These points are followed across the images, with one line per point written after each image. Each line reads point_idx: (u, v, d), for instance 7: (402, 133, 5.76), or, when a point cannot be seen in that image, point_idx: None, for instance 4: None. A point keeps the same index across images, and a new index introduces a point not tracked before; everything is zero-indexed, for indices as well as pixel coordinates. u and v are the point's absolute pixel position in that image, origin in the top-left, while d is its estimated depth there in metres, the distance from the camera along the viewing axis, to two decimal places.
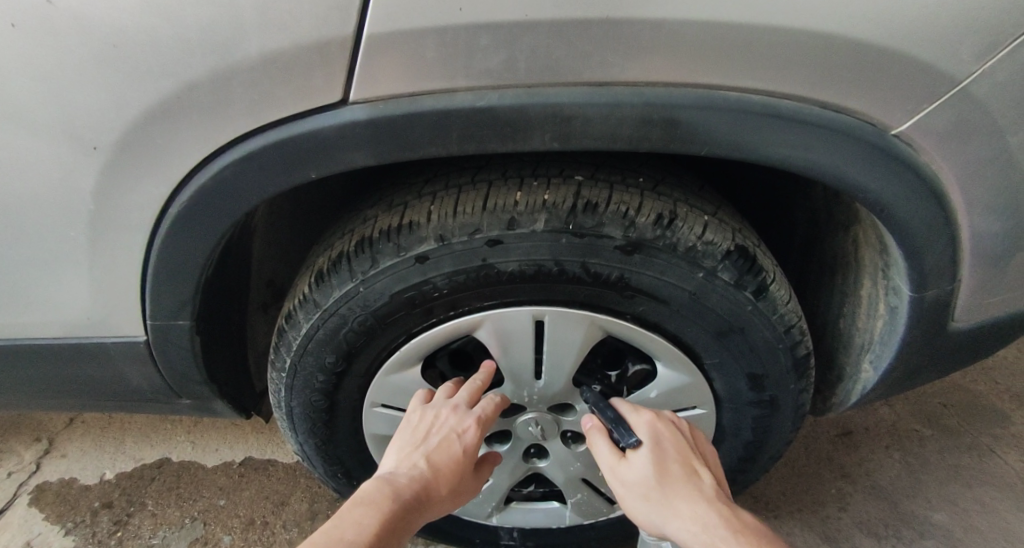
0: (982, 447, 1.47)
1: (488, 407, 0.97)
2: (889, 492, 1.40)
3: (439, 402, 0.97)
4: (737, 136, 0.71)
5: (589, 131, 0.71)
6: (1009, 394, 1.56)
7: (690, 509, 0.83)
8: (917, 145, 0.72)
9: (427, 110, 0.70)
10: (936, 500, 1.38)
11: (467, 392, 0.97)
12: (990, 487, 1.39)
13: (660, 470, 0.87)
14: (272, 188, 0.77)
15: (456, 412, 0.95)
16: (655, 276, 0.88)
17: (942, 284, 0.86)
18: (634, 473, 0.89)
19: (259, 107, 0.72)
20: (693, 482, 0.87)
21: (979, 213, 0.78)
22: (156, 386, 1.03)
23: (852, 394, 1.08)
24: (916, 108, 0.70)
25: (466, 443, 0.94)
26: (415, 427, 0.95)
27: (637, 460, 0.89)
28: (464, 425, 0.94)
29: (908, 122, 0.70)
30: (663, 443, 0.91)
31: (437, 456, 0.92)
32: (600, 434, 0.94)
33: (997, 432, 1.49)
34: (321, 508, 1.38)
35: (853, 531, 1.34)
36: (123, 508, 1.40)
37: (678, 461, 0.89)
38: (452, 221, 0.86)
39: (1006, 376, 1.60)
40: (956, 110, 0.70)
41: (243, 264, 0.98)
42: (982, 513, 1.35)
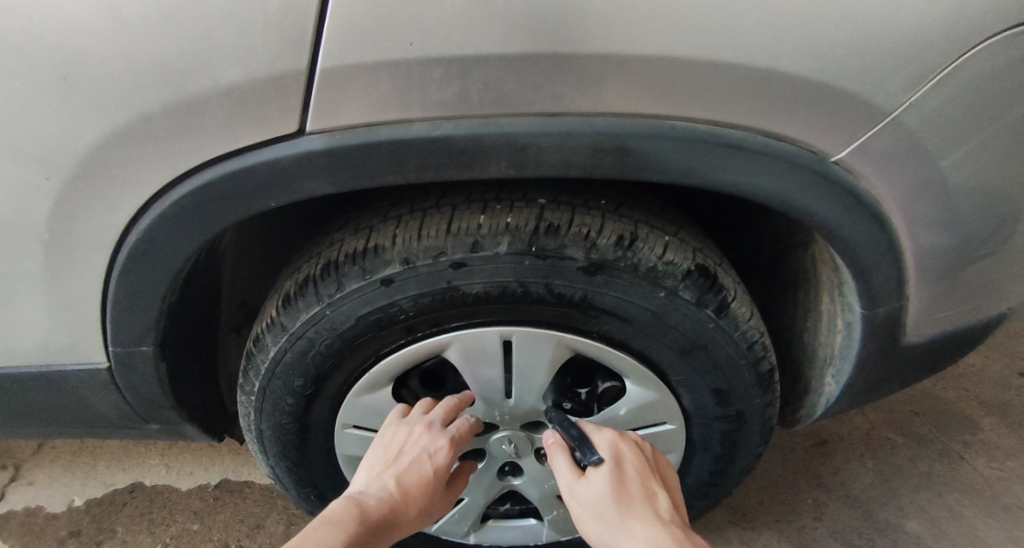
0: (951, 454, 1.50)
1: (462, 428, 0.98)
2: (863, 501, 1.43)
3: (413, 419, 0.97)
4: (691, 162, 0.74)
5: (544, 159, 0.74)
6: (976, 401, 1.61)
7: (644, 531, 0.84)
8: (859, 171, 0.75)
9: (385, 139, 0.72)
10: (908, 508, 1.41)
11: (442, 410, 0.97)
12: (959, 494, 1.43)
13: (617, 490, 0.89)
14: (236, 215, 0.78)
15: (429, 430, 0.95)
16: (618, 295, 0.90)
17: (891, 301, 0.89)
18: (591, 492, 0.90)
19: (220, 137, 0.73)
20: (649, 504, 0.88)
21: (925, 232, 0.82)
22: (122, 413, 1.02)
23: (818, 407, 1.11)
24: (854, 136, 0.73)
25: (436, 464, 0.95)
26: (388, 445, 0.96)
27: (595, 479, 0.90)
28: (437, 445, 0.95)
29: (849, 148, 0.74)
30: (623, 461, 0.93)
31: (407, 477, 0.93)
32: (561, 451, 0.96)
33: (966, 439, 1.53)
34: (298, 529, 1.37)
35: (828, 541, 1.36)
36: (93, 536, 1.38)
37: (637, 482, 0.90)
38: (416, 245, 0.87)
39: (974, 383, 1.65)
40: (892, 137, 0.73)
41: (210, 289, 0.98)
42: (952, 519, 1.38)
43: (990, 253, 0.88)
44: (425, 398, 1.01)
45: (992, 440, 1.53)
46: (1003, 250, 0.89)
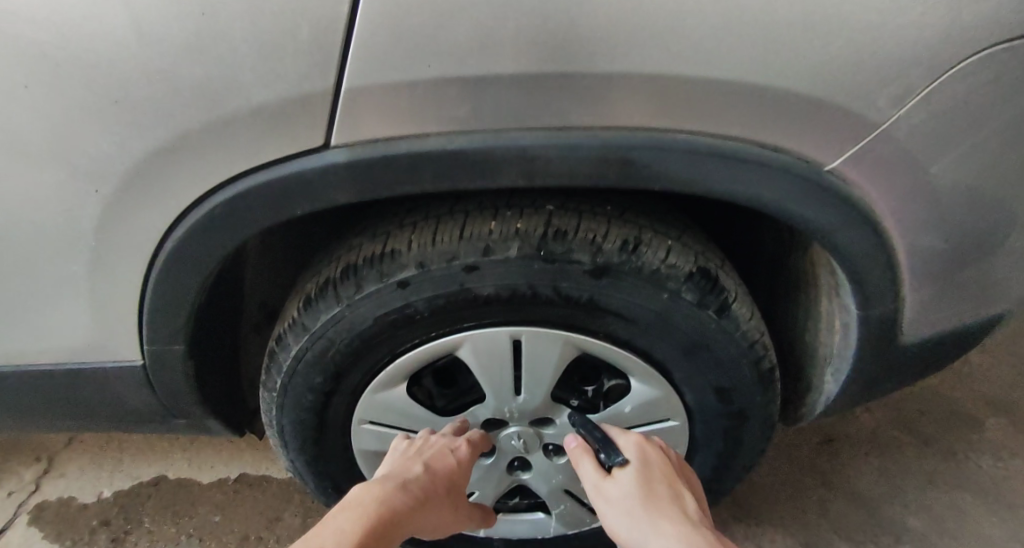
0: (957, 453, 1.54)
1: (476, 435, 1.07)
2: (868, 499, 1.47)
3: (426, 434, 1.06)
4: (692, 172, 0.78)
5: (552, 171, 0.78)
6: (983, 400, 1.64)
7: (667, 525, 0.91)
8: (852, 180, 0.79)
9: (402, 152, 0.77)
10: (914, 505, 1.45)
11: (454, 424, 1.07)
12: (962, 491, 1.47)
13: (647, 490, 0.96)
14: (263, 222, 0.83)
15: (446, 434, 1.04)
16: (623, 297, 0.95)
17: (885, 303, 0.93)
18: (619, 490, 0.98)
19: (249, 151, 0.78)
20: (675, 503, 0.95)
21: (919, 237, 0.86)
22: (153, 408, 1.08)
23: (818, 405, 1.15)
24: (845, 147, 0.77)
25: (459, 457, 1.02)
26: (408, 450, 1.04)
27: (623, 478, 0.99)
28: (456, 442, 1.03)
29: (841, 158, 0.78)
30: (650, 463, 1.00)
31: (434, 461, 0.99)
32: (584, 455, 1.04)
33: (971, 439, 1.56)
34: (315, 522, 1.43)
35: (832, 538, 1.40)
36: (120, 526, 1.44)
37: (664, 482, 0.98)
38: (431, 249, 0.92)
39: (981, 383, 1.68)
40: (883, 148, 0.77)
41: (235, 292, 1.03)
42: (958, 517, 1.42)
43: (983, 256, 0.92)
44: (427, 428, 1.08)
45: (998, 440, 1.56)
46: (997, 254, 0.93)
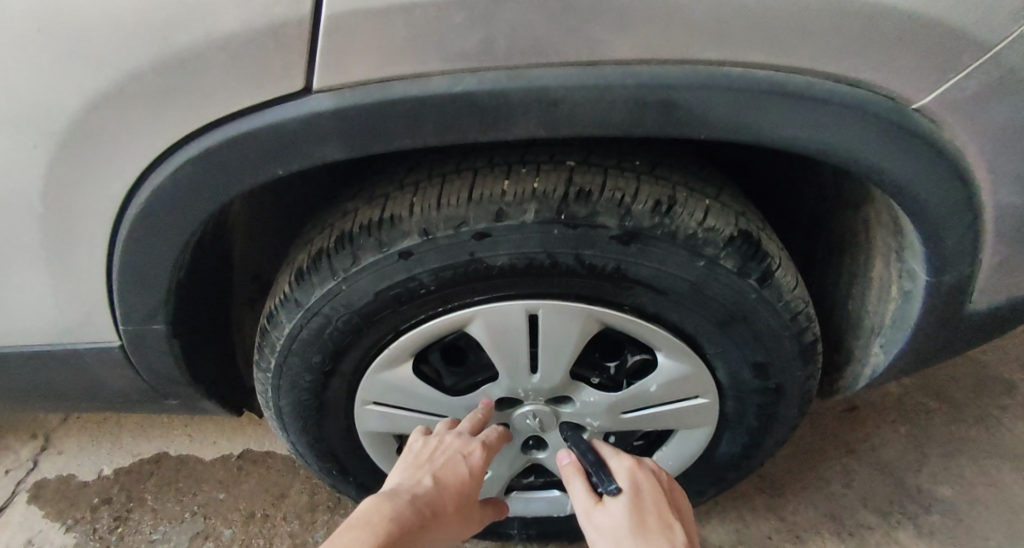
0: (989, 418, 1.42)
1: (492, 436, 0.96)
2: (894, 468, 1.35)
3: (440, 431, 0.96)
4: (742, 116, 0.66)
5: (578, 117, 0.66)
6: (1019, 363, 1.51)
7: None
8: (942, 121, 0.68)
9: (398, 96, 0.65)
10: (942, 473, 1.34)
11: (469, 421, 0.95)
12: (997, 459, 1.35)
13: (636, 520, 0.85)
14: (242, 186, 0.72)
15: (460, 436, 0.93)
16: (654, 266, 0.83)
17: (960, 267, 0.81)
18: (609, 519, 0.87)
19: (215, 96, 0.67)
20: (665, 535, 0.84)
21: (1005, 188, 0.74)
22: (140, 390, 0.99)
23: (860, 379, 1.02)
24: (941, 79, 0.65)
25: (472, 465, 0.91)
26: (418, 452, 0.94)
27: (615, 507, 0.88)
28: (470, 447, 0.92)
29: (934, 93, 0.66)
30: (642, 492, 0.90)
31: (443, 474, 0.90)
32: (577, 475, 0.94)
33: (1005, 402, 1.44)
34: (322, 499, 1.35)
35: (858, 509, 1.29)
36: (122, 504, 1.37)
37: (654, 513, 0.87)
38: (435, 214, 0.81)
39: (1018, 343, 1.54)
40: (984, 79, 0.66)
41: (222, 263, 0.93)
42: (989, 487, 1.31)
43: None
44: (445, 419, 0.99)
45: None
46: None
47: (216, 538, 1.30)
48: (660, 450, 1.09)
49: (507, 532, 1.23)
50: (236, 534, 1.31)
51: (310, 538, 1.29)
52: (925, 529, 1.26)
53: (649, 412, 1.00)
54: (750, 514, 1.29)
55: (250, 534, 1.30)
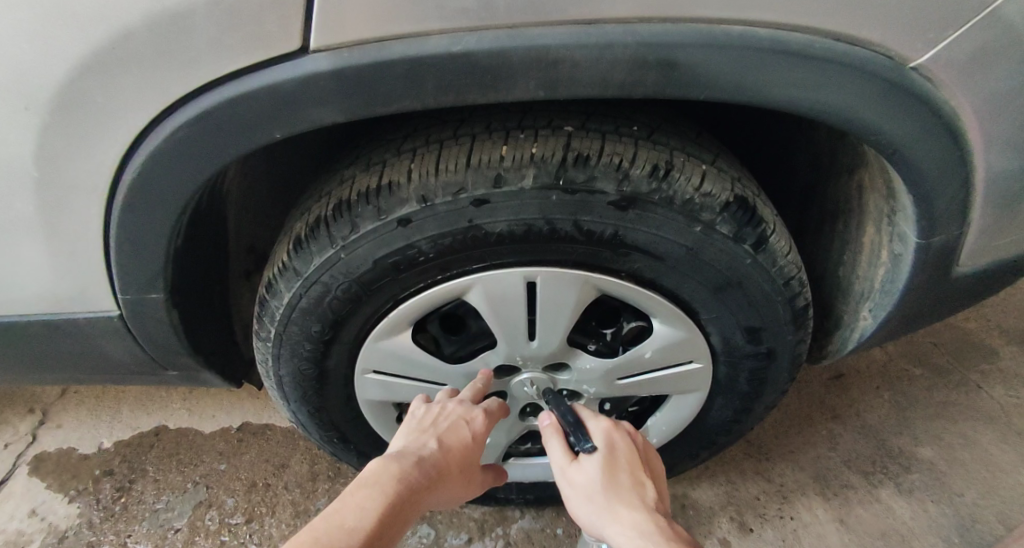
0: (969, 384, 1.45)
1: (493, 405, 0.97)
2: (877, 431, 1.38)
3: (441, 400, 0.96)
4: (742, 76, 0.67)
5: (579, 77, 0.67)
6: (999, 330, 1.53)
7: (631, 517, 0.81)
8: (936, 80, 0.68)
9: (398, 56, 0.65)
10: (924, 435, 1.37)
11: (471, 390, 0.96)
12: (978, 421, 1.38)
13: (610, 477, 0.85)
14: (237, 150, 0.72)
15: (463, 403, 0.94)
16: (650, 231, 0.84)
17: (950, 229, 0.82)
18: (583, 476, 0.86)
19: (210, 56, 0.66)
20: (637, 493, 0.84)
21: (995, 149, 0.74)
22: (140, 360, 0.99)
23: (849, 342, 1.03)
24: (937, 38, 0.66)
25: (475, 430, 0.92)
26: (422, 418, 0.93)
27: (588, 464, 0.87)
28: (472, 413, 0.93)
29: (929, 53, 0.67)
30: (616, 450, 0.89)
31: (447, 438, 0.89)
32: (554, 432, 0.92)
33: (984, 368, 1.47)
34: (322, 469, 1.36)
35: (842, 470, 1.32)
36: (124, 475, 1.37)
37: (628, 471, 0.87)
38: (434, 180, 0.81)
39: (997, 312, 1.57)
40: (977, 40, 0.66)
41: (218, 231, 0.93)
42: (967, 447, 1.34)
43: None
44: (449, 388, 0.99)
45: (1012, 369, 1.46)
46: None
47: (219, 507, 1.32)
48: (654, 416, 1.11)
49: (505, 498, 1.25)
50: (238, 503, 1.32)
51: (312, 506, 1.31)
52: (906, 488, 1.29)
53: (644, 377, 1.01)
54: (740, 477, 1.32)
55: (252, 503, 1.32)
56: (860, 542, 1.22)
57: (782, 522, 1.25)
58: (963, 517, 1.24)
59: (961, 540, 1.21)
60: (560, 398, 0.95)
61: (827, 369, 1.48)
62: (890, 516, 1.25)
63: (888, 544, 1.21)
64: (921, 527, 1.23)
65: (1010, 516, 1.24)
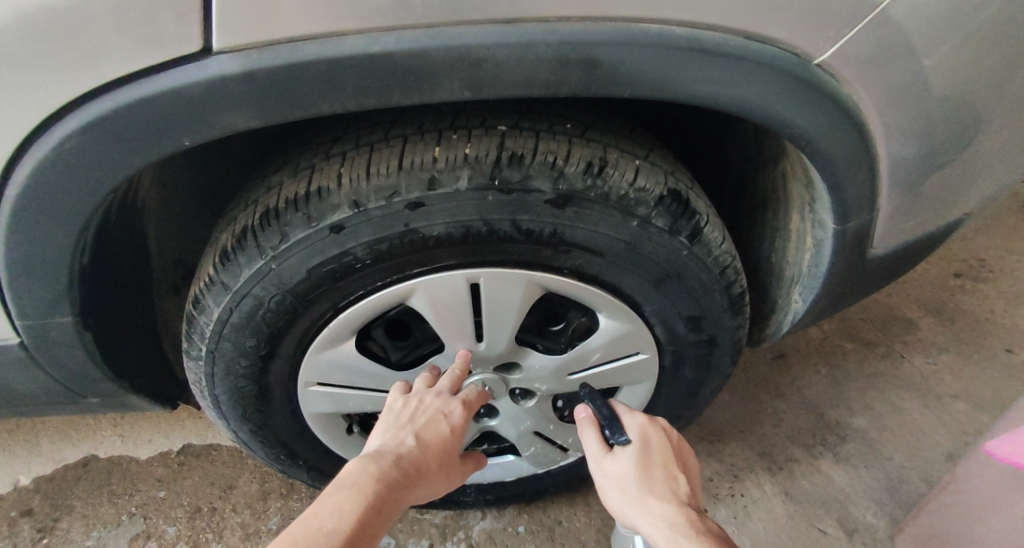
0: (894, 354, 1.51)
1: (472, 394, 0.95)
2: (815, 406, 1.43)
3: (419, 391, 0.92)
4: (663, 72, 0.67)
5: (501, 77, 0.66)
6: (918, 303, 1.61)
7: (661, 508, 0.82)
8: (840, 76, 0.71)
9: (311, 58, 0.63)
10: (856, 406, 1.42)
11: (450, 379, 0.92)
12: (903, 390, 1.45)
13: (643, 468, 0.87)
14: (139, 159, 0.68)
15: (440, 395, 0.91)
16: (589, 229, 0.84)
17: (862, 215, 0.85)
18: (617, 467, 0.89)
19: (98, 61, 0.63)
20: (668, 485, 0.85)
21: (899, 139, 0.78)
22: (53, 390, 0.93)
23: (784, 324, 1.06)
24: (837, 35, 0.68)
25: (452, 424, 0.90)
26: (398, 412, 0.90)
27: (622, 456, 0.89)
28: (450, 406, 0.91)
29: (830, 49, 0.69)
30: (652, 443, 0.91)
31: (425, 434, 0.88)
32: (590, 424, 0.95)
33: (906, 339, 1.54)
34: (273, 486, 1.32)
35: (785, 446, 1.37)
36: (47, 514, 1.30)
37: (660, 464, 0.88)
38: (366, 185, 0.79)
39: (916, 285, 1.65)
40: (876, 36, 0.69)
41: (133, 247, 0.88)
42: (895, 415, 1.40)
43: (957, 158, 0.84)
44: (424, 372, 0.95)
45: (930, 338, 1.54)
46: (972, 149, 0.84)
47: (158, 537, 1.26)
48: None
49: (462, 501, 1.24)
50: (180, 530, 1.27)
51: (262, 527, 1.27)
52: (843, 456, 1.34)
53: (594, 371, 1.01)
54: None
55: (196, 530, 1.27)
56: (803, 512, 1.27)
57: (733, 500, 1.29)
58: (893, 480, 1.30)
59: (892, 501, 1.28)
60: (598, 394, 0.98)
61: (768, 349, 1.53)
62: (829, 486, 1.30)
63: (828, 512, 1.27)
64: (857, 492, 1.29)
65: (933, 473, 1.31)
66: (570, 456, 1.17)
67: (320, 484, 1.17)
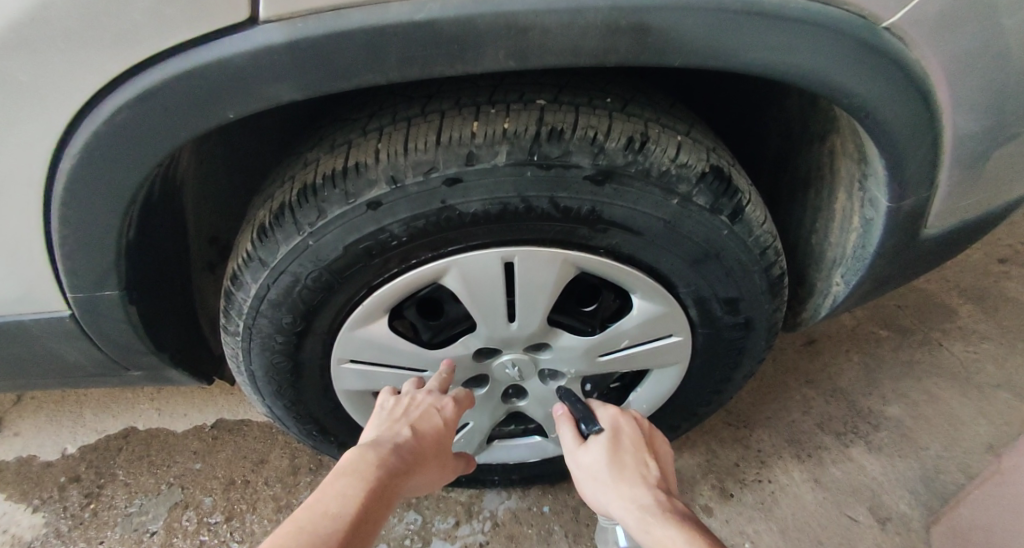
0: (932, 342, 1.47)
1: (460, 393, 0.97)
2: (848, 392, 1.40)
3: (409, 391, 0.94)
4: (718, 39, 0.65)
5: (549, 45, 0.64)
6: (958, 290, 1.56)
7: (631, 491, 0.81)
8: (908, 40, 0.67)
9: (357, 25, 0.62)
10: (891, 394, 1.39)
11: (436, 379, 0.95)
12: (940, 378, 1.41)
13: (613, 456, 0.87)
14: (184, 132, 0.68)
15: (431, 393, 0.94)
16: (628, 206, 0.82)
17: (919, 192, 0.81)
18: (590, 458, 0.88)
19: (146, 30, 0.62)
20: (639, 470, 0.85)
21: (964, 111, 0.74)
22: (99, 361, 0.94)
23: (823, 308, 1.03)
24: None
25: (445, 417, 0.92)
26: (391, 409, 0.91)
27: (595, 446, 0.89)
28: (442, 401, 0.93)
29: (900, 12, 0.66)
30: (622, 434, 0.91)
31: (421, 425, 0.89)
32: (567, 420, 0.95)
33: (945, 327, 1.50)
34: (303, 462, 1.33)
35: (816, 432, 1.34)
36: (92, 481, 1.33)
37: (631, 452, 0.88)
38: (403, 160, 0.78)
39: (956, 272, 1.59)
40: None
41: (173, 222, 0.89)
42: (931, 402, 1.37)
43: (1016, 136, 0.80)
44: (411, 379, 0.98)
45: (970, 326, 1.49)
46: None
47: (196, 507, 1.28)
48: (634, 393, 1.09)
49: (490, 480, 1.24)
50: (216, 501, 1.29)
51: (294, 501, 1.28)
52: (876, 444, 1.31)
53: (627, 353, 1.00)
54: (720, 445, 1.33)
55: (231, 502, 1.29)
56: (835, 499, 1.25)
57: (762, 485, 1.27)
58: (928, 469, 1.28)
59: (927, 490, 1.25)
60: (571, 391, 1.00)
61: (800, 334, 1.49)
62: (862, 473, 1.28)
63: (860, 500, 1.24)
64: (891, 480, 1.27)
65: (971, 463, 1.28)
66: None
67: None
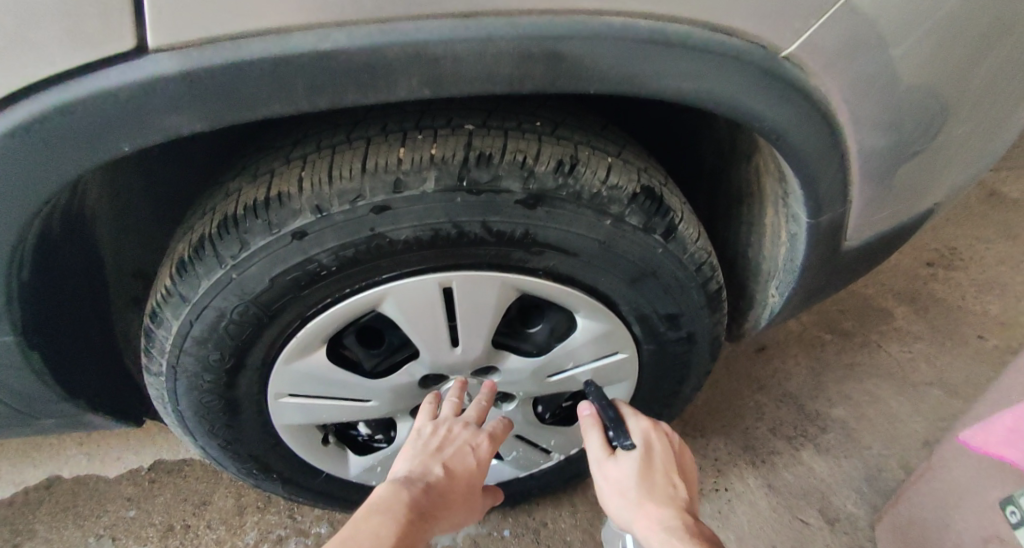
0: (871, 344, 1.51)
1: (498, 428, 0.97)
2: (796, 397, 1.42)
3: (446, 418, 0.93)
4: (631, 66, 0.66)
5: (462, 74, 0.64)
6: (893, 293, 1.61)
7: (658, 512, 0.85)
8: (808, 68, 0.70)
9: (256, 55, 0.61)
10: (836, 396, 1.42)
11: (475, 410, 0.95)
12: (879, 379, 1.45)
13: (643, 474, 0.89)
14: (73, 164, 0.65)
15: (468, 426, 0.93)
16: (562, 228, 0.82)
17: (836, 207, 0.84)
18: (616, 471, 0.91)
19: (18, 61, 0.59)
20: (668, 493, 0.88)
21: (869, 131, 0.77)
22: (5, 412, 0.89)
23: (763, 318, 1.05)
24: (803, 26, 0.67)
25: (479, 456, 0.92)
26: (426, 439, 0.91)
27: (625, 460, 0.91)
28: (477, 439, 0.93)
29: (797, 41, 0.68)
30: (653, 450, 0.92)
31: (452, 464, 0.89)
32: (594, 426, 0.95)
33: (882, 329, 1.54)
34: (250, 500, 1.28)
35: (768, 438, 1.36)
36: (8, 539, 1.25)
37: (661, 471, 0.90)
38: (328, 189, 0.76)
39: (890, 275, 1.64)
40: (842, 28, 0.68)
41: (82, 260, 0.85)
42: (873, 403, 1.40)
43: (927, 148, 0.83)
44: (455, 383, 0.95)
45: (904, 327, 1.54)
46: (943, 138, 0.84)
47: None
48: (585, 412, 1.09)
49: None
50: None
51: (239, 542, 1.23)
52: (823, 446, 1.34)
53: (573, 372, 0.99)
54: None
55: None
56: (786, 503, 1.27)
57: (718, 494, 1.28)
58: (870, 468, 1.31)
59: (870, 489, 1.28)
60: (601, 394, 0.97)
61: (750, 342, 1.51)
62: (811, 476, 1.30)
63: (811, 502, 1.27)
64: (837, 482, 1.29)
65: (910, 460, 1.32)
66: (553, 459, 1.15)
67: (298, 496, 1.13)
